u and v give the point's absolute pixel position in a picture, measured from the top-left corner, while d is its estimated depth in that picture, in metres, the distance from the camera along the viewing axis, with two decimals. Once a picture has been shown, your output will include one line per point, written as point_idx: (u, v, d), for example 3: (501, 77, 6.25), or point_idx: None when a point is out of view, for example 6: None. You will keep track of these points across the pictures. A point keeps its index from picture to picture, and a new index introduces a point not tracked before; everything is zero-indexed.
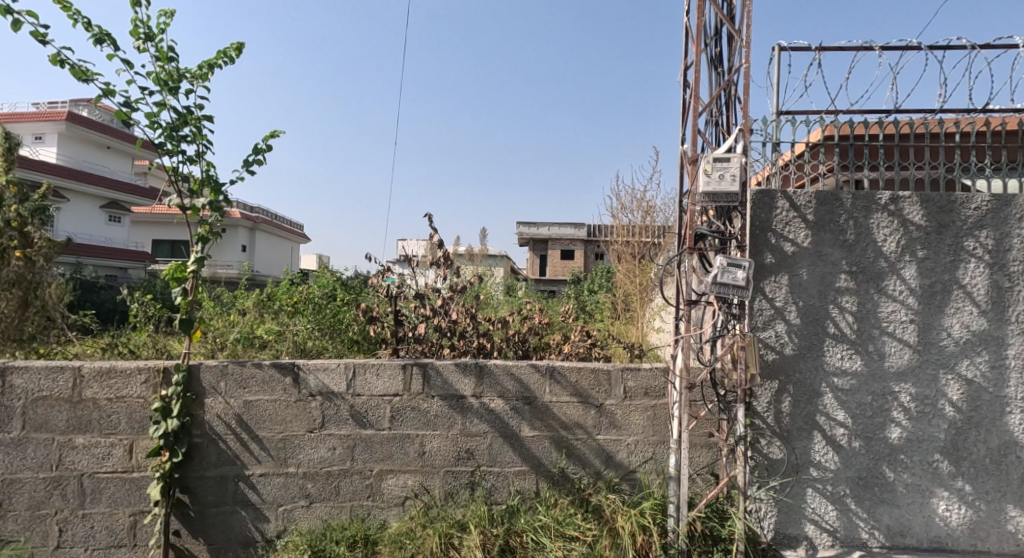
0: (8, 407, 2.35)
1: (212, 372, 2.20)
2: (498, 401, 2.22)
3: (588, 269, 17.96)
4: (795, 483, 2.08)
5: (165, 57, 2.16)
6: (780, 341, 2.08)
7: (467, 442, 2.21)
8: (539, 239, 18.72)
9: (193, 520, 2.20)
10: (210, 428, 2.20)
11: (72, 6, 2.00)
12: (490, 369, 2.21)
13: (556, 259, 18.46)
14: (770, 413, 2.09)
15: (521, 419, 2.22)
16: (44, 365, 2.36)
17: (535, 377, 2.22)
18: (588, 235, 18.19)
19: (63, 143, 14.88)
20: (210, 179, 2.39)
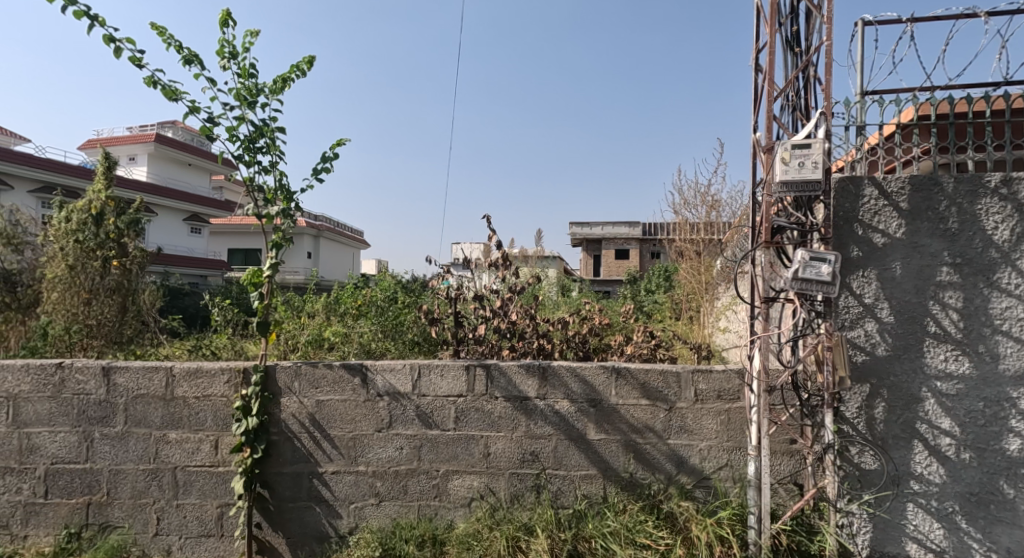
0: (112, 404, 2.54)
1: (287, 372, 2.29)
2: (564, 402, 2.19)
3: (645, 270, 17.59)
4: (894, 498, 1.94)
5: (246, 73, 2.28)
6: (871, 341, 1.95)
7: (532, 444, 2.20)
8: (593, 240, 18.45)
9: (273, 514, 2.30)
10: (286, 426, 2.29)
11: (165, 31, 2.13)
12: (555, 370, 2.19)
13: (610, 259, 18.23)
14: (861, 419, 1.96)
15: (588, 421, 2.18)
16: (141, 365, 2.53)
17: (601, 378, 2.18)
18: (642, 234, 17.86)
19: (154, 163, 16.17)
20: (283, 187, 2.50)
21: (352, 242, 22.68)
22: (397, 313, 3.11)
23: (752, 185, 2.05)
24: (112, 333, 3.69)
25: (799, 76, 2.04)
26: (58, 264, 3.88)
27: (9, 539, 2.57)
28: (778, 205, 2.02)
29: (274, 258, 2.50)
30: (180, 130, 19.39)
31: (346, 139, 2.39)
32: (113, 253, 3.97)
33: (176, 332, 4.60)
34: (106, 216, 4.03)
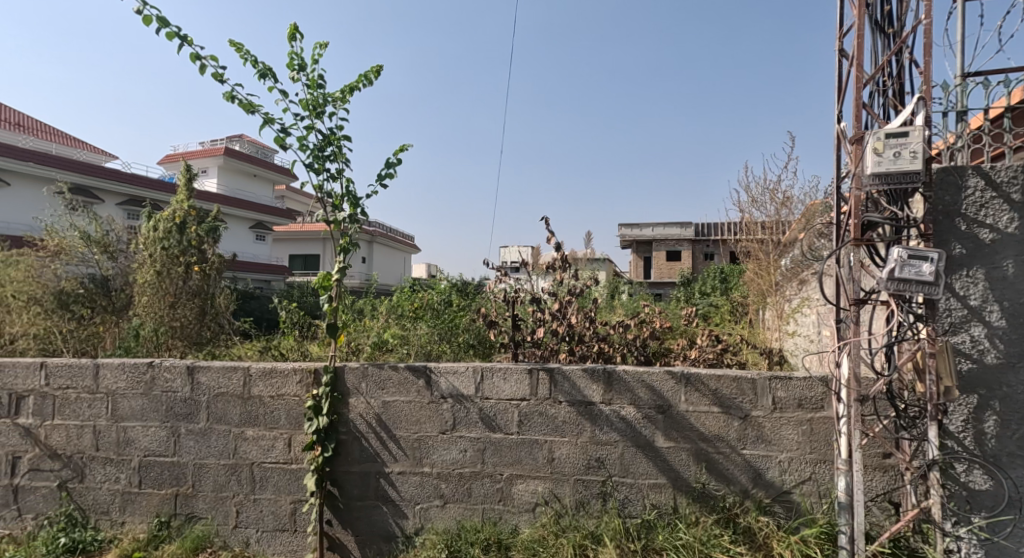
0: (196, 401, 2.69)
1: (355, 373, 2.35)
2: (630, 409, 2.14)
3: (699, 271, 17.06)
4: (1011, 522, 1.78)
5: (315, 84, 2.37)
6: (978, 348, 1.80)
7: (597, 451, 2.16)
8: (643, 241, 18.00)
9: (342, 511, 2.37)
10: (353, 426, 2.36)
11: (243, 47, 2.24)
12: (620, 376, 2.14)
13: (660, 259, 17.72)
14: (967, 434, 1.82)
15: (655, 429, 2.13)
16: (222, 365, 2.67)
17: (670, 384, 2.11)
18: (694, 234, 17.33)
19: (222, 174, 17.14)
20: (350, 194, 2.59)
21: (404, 246, 23.26)
22: (451, 316, 3.13)
23: (837, 178, 1.95)
24: (191, 334, 3.96)
25: (891, 60, 1.92)
26: (146, 270, 4.16)
27: (108, 525, 2.77)
28: (869, 200, 1.89)
29: (342, 262, 2.60)
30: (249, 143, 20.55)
31: (409, 145, 2.45)
32: (195, 259, 4.32)
33: (248, 334, 4.86)
34: (188, 225, 4.41)
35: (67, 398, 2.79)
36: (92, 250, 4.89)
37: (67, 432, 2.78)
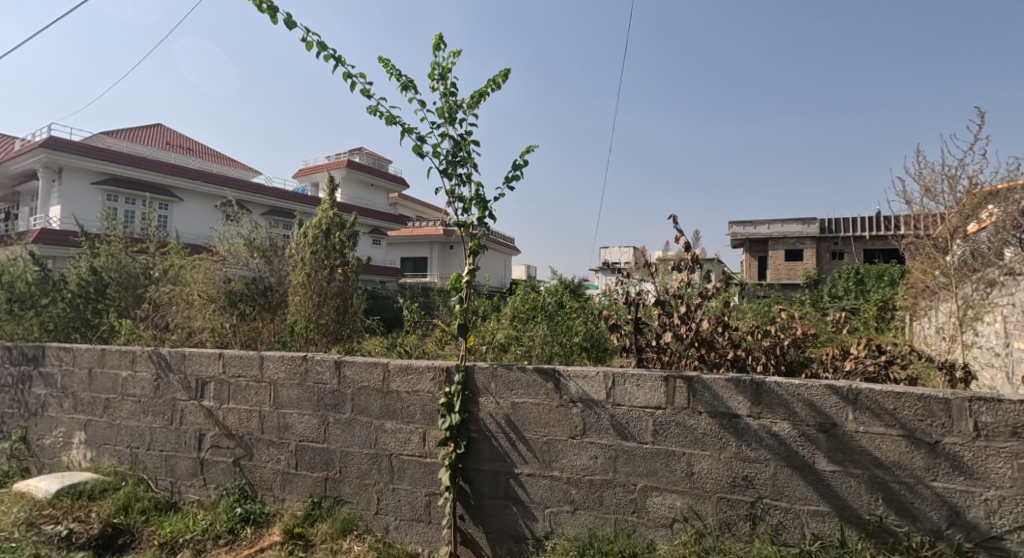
0: (342, 393, 2.92)
1: (485, 373, 2.41)
2: (784, 425, 1.97)
3: (826, 272, 15.35)
4: None
5: (448, 93, 2.56)
6: None
7: (745, 469, 2.01)
8: (758, 239, 16.36)
9: (474, 507, 2.43)
10: (484, 425, 2.41)
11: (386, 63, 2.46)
12: (771, 389, 1.98)
13: (778, 260, 15.95)
14: None
15: (816, 450, 1.93)
16: (365, 360, 2.87)
17: (833, 401, 1.91)
18: (819, 232, 15.50)
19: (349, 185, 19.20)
20: (479, 197, 2.67)
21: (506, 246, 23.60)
22: (563, 320, 3.19)
23: None
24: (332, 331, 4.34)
25: None
26: (299, 272, 4.58)
27: (271, 500, 3.09)
28: None
29: (472, 264, 2.70)
30: (367, 155, 22.82)
31: (535, 146, 2.48)
32: (338, 263, 4.72)
33: (378, 330, 5.20)
34: (331, 231, 4.81)
35: (238, 385, 3.16)
36: (254, 257, 5.44)
37: (239, 415, 3.15)
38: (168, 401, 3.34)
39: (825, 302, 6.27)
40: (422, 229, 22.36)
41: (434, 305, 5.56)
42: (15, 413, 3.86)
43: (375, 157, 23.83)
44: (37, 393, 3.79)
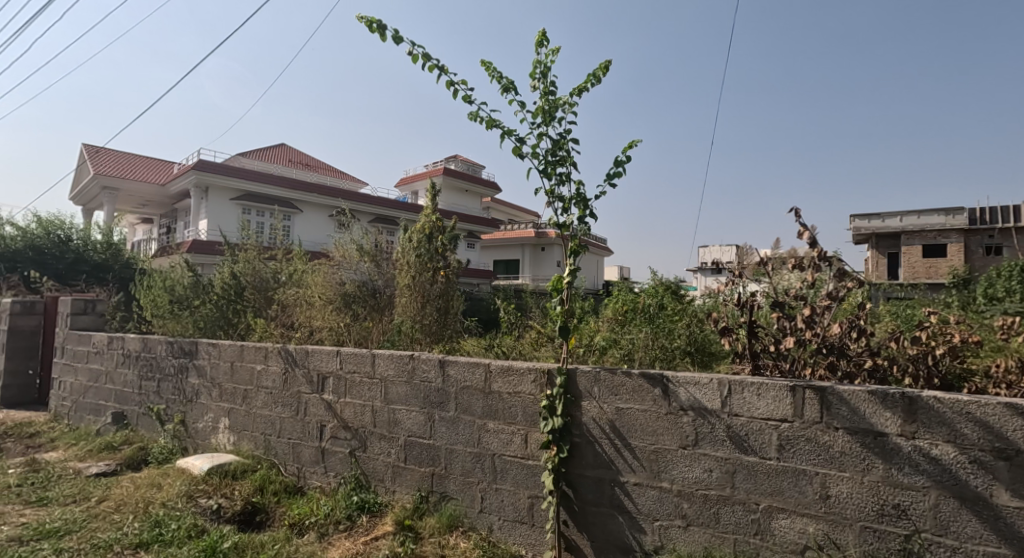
0: (445, 392, 3.09)
1: (587, 377, 2.38)
2: (947, 449, 1.72)
3: (974, 269, 13.59)
4: None
5: (546, 94, 2.58)
6: None
7: (895, 496, 1.78)
8: (890, 235, 14.79)
9: (578, 514, 2.38)
10: (587, 430, 2.37)
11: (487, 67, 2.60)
12: (929, 406, 1.74)
13: (914, 257, 14.29)
14: None
15: (993, 481, 1.67)
16: (466, 360, 3.03)
17: (1015, 423, 1.64)
18: (968, 225, 13.85)
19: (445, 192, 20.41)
20: (580, 196, 2.60)
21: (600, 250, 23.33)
22: (664, 321, 3.05)
23: None
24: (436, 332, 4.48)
25: None
26: (405, 274, 4.81)
27: (384, 492, 3.30)
28: None
29: (572, 264, 2.66)
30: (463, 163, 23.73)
31: (638, 141, 2.42)
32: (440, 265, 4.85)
33: (478, 331, 5.28)
34: (434, 235, 4.96)
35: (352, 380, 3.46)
36: (364, 260, 5.71)
37: (355, 408, 3.45)
38: (295, 395, 3.77)
39: (970, 303, 5.54)
40: (513, 233, 22.76)
41: (527, 306, 5.64)
42: (177, 400, 4.59)
43: (470, 163, 24.70)
44: (192, 383, 4.48)
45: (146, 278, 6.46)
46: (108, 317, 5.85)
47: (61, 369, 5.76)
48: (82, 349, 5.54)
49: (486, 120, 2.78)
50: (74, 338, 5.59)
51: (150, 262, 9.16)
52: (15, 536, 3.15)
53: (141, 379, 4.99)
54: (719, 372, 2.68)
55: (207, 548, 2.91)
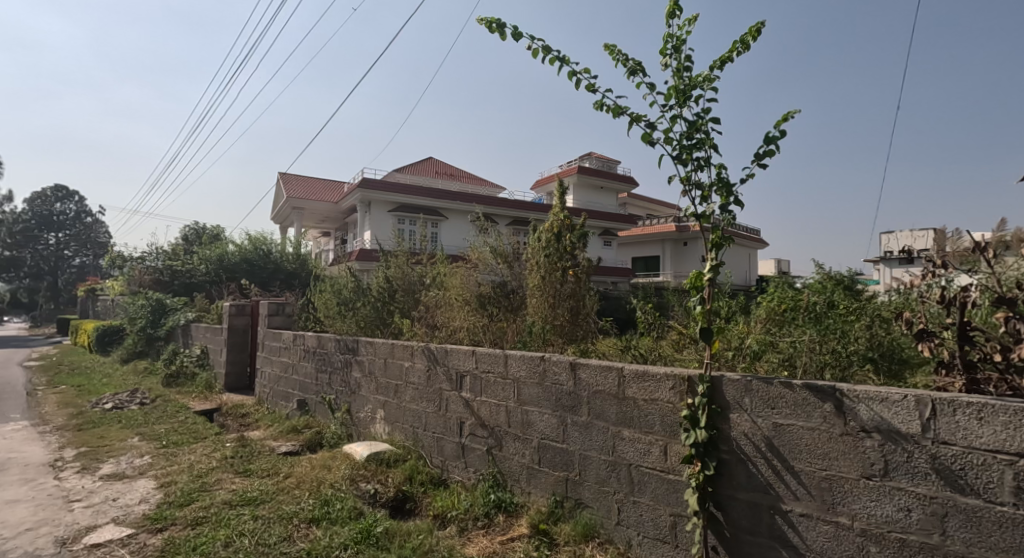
0: (579, 396, 3.39)
1: (736, 387, 2.19)
2: None
3: None
4: None
5: (681, 71, 2.34)
6: None
7: None
8: None
9: (730, 541, 2.16)
10: (739, 446, 2.17)
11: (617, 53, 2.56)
12: None
13: None
14: None
15: None
16: (599, 365, 3.22)
17: None
18: None
19: (577, 191, 20.76)
20: (722, 180, 2.32)
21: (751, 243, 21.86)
22: (836, 324, 2.63)
23: None
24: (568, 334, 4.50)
25: None
26: (534, 275, 4.81)
27: (519, 492, 3.91)
28: None
29: (714, 259, 2.38)
30: (596, 160, 23.44)
31: (792, 114, 2.19)
32: (569, 264, 4.70)
33: (611, 332, 5.10)
34: (563, 234, 4.84)
35: (487, 379, 4.23)
36: (497, 261, 5.87)
37: (490, 407, 4.19)
38: (438, 391, 4.78)
39: None
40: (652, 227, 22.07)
41: (668, 305, 5.41)
42: (344, 392, 6.20)
43: (605, 161, 24.42)
44: (360, 378, 5.93)
45: (330, 283, 7.58)
46: (292, 317, 8.28)
47: (283, 365, 7.54)
48: (276, 345, 7.81)
49: (612, 108, 2.61)
50: (270, 335, 8.02)
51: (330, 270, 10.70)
52: (229, 501, 4.47)
53: (316, 371, 6.80)
54: (915, 388, 2.21)
55: (364, 530, 3.67)
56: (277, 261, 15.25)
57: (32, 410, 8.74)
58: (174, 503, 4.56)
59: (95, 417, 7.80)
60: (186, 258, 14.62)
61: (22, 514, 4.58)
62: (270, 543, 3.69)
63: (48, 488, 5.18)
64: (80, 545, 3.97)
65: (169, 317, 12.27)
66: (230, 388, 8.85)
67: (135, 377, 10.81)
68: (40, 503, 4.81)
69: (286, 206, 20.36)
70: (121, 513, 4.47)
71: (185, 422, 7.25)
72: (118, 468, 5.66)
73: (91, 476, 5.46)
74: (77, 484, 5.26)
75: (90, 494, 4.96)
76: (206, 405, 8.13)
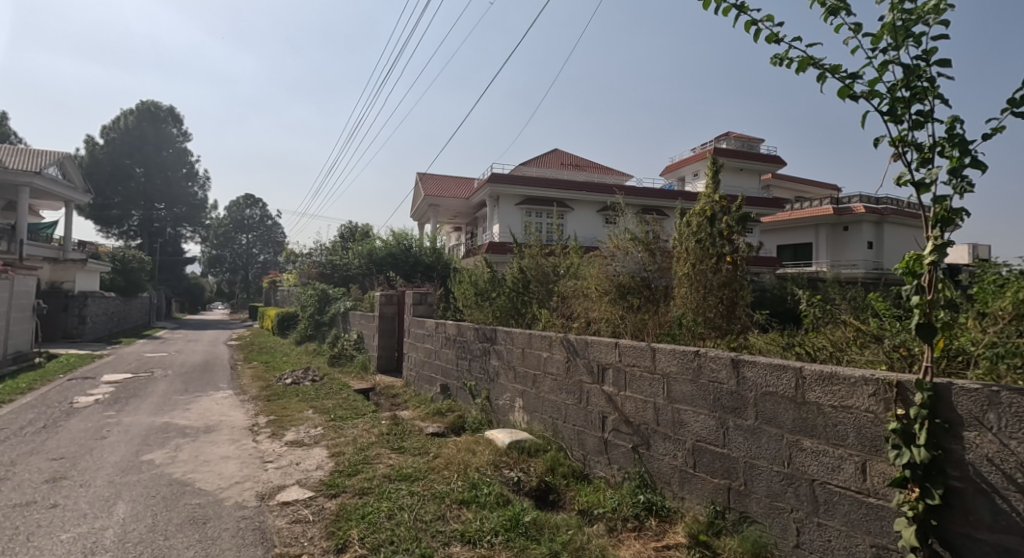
0: (745, 397, 3.02)
1: (972, 398, 1.79)
2: None
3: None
4: None
5: (900, 1, 1.90)
6: None
7: None
8: None
9: None
10: (978, 473, 1.78)
11: None
12: None
13: None
14: None
15: None
16: (771, 363, 2.84)
17: None
18: None
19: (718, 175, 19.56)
20: (954, 138, 1.87)
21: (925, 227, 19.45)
22: None
23: None
24: (722, 328, 4.10)
25: None
26: (684, 263, 4.44)
27: (671, 496, 3.61)
28: None
29: (937, 237, 1.94)
30: (735, 140, 21.79)
31: None
32: (726, 251, 4.21)
33: (774, 327, 4.55)
34: (718, 216, 4.35)
35: (633, 374, 3.97)
36: (639, 250, 5.44)
37: (636, 403, 3.94)
38: (578, 382, 4.60)
39: None
40: (804, 211, 20.13)
41: (831, 298, 4.78)
42: (484, 379, 6.25)
43: (744, 140, 22.64)
44: (499, 366, 5.92)
45: (469, 272, 7.75)
46: (435, 306, 8.59)
47: (427, 350, 7.83)
48: (420, 331, 8.13)
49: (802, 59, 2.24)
50: (416, 321, 8.39)
51: (467, 263, 10.98)
52: (389, 475, 4.65)
53: (457, 358, 6.95)
54: None
55: (513, 518, 3.60)
56: (417, 254, 15.67)
57: (235, 382, 10.03)
58: (344, 472, 4.86)
59: (279, 390, 8.72)
60: (345, 256, 16.29)
61: (232, 469, 5.19)
62: (427, 520, 3.74)
63: (248, 449, 5.83)
64: (275, 502, 4.38)
65: (332, 305, 13.44)
66: (382, 370, 9.43)
67: (307, 357, 12.02)
68: (243, 460, 5.42)
69: (424, 203, 21.44)
70: (304, 477, 4.88)
71: (348, 398, 7.80)
72: (299, 436, 6.20)
73: (279, 441, 6.05)
74: (269, 447, 5.87)
75: (279, 457, 5.48)
76: (364, 384, 8.71)
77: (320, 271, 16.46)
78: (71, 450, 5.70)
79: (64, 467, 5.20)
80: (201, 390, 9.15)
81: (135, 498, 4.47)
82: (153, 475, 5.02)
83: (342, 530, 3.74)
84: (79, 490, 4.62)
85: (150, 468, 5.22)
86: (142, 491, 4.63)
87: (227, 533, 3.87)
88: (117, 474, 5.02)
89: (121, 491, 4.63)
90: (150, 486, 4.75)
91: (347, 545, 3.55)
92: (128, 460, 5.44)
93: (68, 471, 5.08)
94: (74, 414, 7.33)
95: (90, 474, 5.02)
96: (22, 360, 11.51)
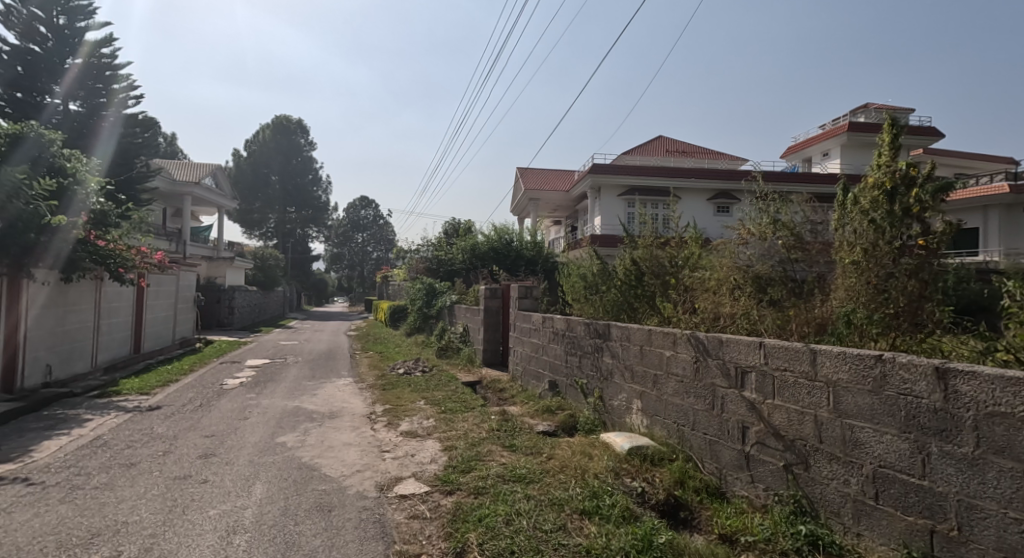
0: (958, 418, 2.38)
1: None
2: None
3: None
4: None
5: None
6: None
7: None
8: None
9: None
10: None
11: None
12: None
13: None
14: None
15: None
16: (1000, 376, 2.23)
17: None
18: None
19: None
20: None
21: None
22: None
23: None
24: (910, 320, 3.33)
25: None
26: (850, 250, 3.69)
27: (842, 530, 2.95)
28: None
29: None
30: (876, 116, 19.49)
31: None
32: (917, 231, 3.39)
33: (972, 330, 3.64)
34: (901, 190, 3.49)
35: (785, 380, 3.34)
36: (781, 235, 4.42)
37: (788, 415, 3.31)
38: (710, 386, 4.02)
39: None
40: (975, 188, 17.35)
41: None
42: (596, 377, 5.81)
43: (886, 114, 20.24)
44: (612, 364, 5.45)
45: (578, 262, 7.34)
46: (540, 300, 8.24)
47: (533, 343, 7.52)
48: (526, 325, 7.82)
49: None
50: (522, 314, 8.11)
51: (571, 255, 10.58)
52: (503, 475, 4.35)
53: (566, 353, 6.56)
54: None
55: (645, 538, 3.12)
56: (519, 248, 15.54)
57: (354, 369, 10.37)
58: (458, 467, 4.63)
59: (393, 380, 8.82)
60: (451, 251, 16.45)
61: (354, 456, 5.16)
62: (547, 529, 3.38)
63: (367, 437, 5.82)
64: (393, 494, 4.23)
65: (438, 298, 13.58)
66: (489, 364, 9.26)
67: (416, 348, 12.21)
68: (364, 449, 5.39)
69: (525, 197, 21.21)
70: (420, 469, 4.71)
71: (456, 391, 7.69)
72: (413, 426, 6.12)
73: (395, 430, 6.00)
74: (386, 436, 5.82)
75: (396, 447, 5.40)
76: (471, 377, 8.58)
77: (428, 265, 16.72)
78: (220, 429, 6.00)
79: (213, 444, 5.44)
80: (326, 377, 9.49)
81: (271, 479, 4.53)
82: (285, 458, 5.10)
83: (460, 531, 3.48)
84: (225, 468, 4.76)
85: (283, 450, 5.32)
86: (276, 473, 4.68)
87: (350, 523, 3.74)
88: (256, 455, 5.16)
89: (258, 471, 4.71)
90: (283, 468, 4.82)
91: (465, 549, 3.29)
92: (264, 441, 5.60)
93: (217, 448, 5.29)
94: (223, 394, 7.83)
95: (234, 453, 5.19)
96: (186, 345, 12.68)
